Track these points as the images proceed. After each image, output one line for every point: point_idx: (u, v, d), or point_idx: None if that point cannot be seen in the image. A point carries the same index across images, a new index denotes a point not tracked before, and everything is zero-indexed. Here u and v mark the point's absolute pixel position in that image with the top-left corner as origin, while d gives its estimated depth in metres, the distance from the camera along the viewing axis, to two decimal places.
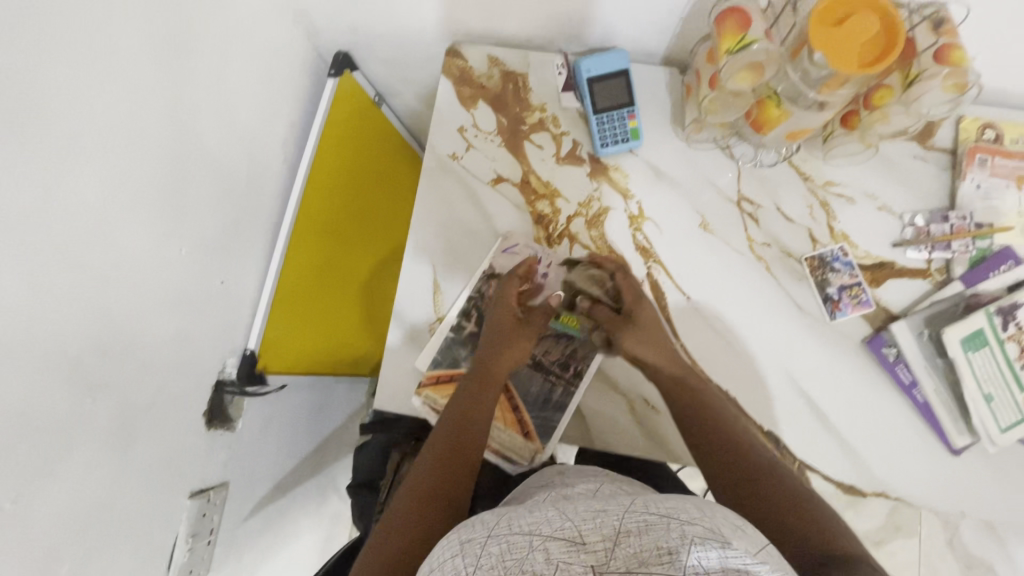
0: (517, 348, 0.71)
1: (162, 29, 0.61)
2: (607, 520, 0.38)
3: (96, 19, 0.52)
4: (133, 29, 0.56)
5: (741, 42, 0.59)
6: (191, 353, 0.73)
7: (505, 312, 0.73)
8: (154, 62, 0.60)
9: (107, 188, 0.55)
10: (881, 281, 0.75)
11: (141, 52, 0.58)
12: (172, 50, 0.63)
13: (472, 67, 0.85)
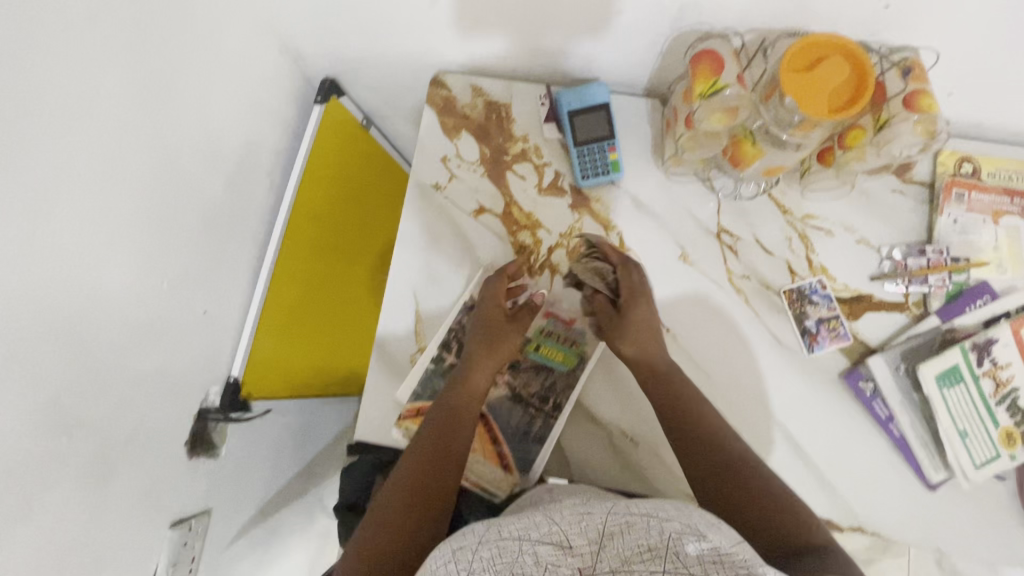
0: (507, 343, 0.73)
1: (143, 70, 0.61)
2: (592, 524, 0.41)
3: (74, 66, 0.53)
4: (112, 72, 0.57)
5: (713, 86, 0.60)
6: (173, 384, 0.73)
7: (494, 309, 0.74)
8: (135, 103, 0.61)
9: (85, 230, 0.56)
10: (859, 314, 0.76)
11: (120, 94, 0.58)
12: (153, 90, 0.63)
13: (455, 98, 0.86)
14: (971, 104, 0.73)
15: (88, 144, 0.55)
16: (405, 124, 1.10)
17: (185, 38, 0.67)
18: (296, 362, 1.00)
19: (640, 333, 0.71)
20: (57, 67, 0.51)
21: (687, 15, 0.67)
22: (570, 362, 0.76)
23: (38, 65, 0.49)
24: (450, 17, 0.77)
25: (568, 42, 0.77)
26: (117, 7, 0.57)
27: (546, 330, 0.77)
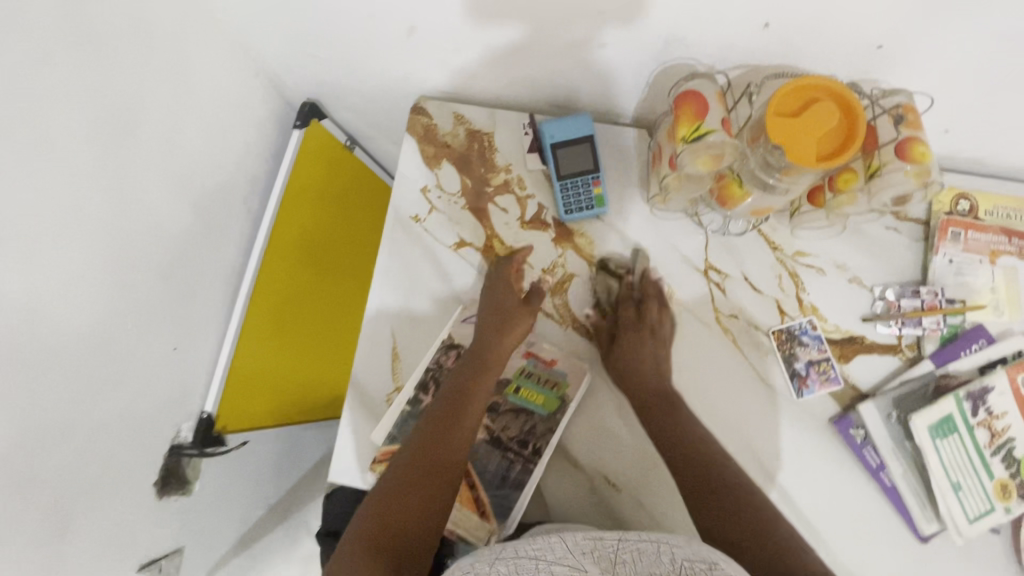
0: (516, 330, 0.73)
1: (101, 107, 0.59)
2: (604, 551, 0.45)
3: (21, 110, 0.50)
4: (65, 113, 0.54)
5: (696, 131, 0.57)
6: (141, 426, 0.71)
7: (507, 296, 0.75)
8: (92, 141, 0.58)
9: (37, 278, 0.53)
10: (849, 356, 0.73)
11: (74, 134, 0.56)
12: (113, 126, 0.61)
13: (436, 126, 0.83)
14: (969, 141, 0.70)
15: (39, 188, 0.53)
16: (390, 146, 1.07)
17: (149, 69, 0.65)
18: (282, 389, 0.97)
19: (639, 348, 0.73)
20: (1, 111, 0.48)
21: (671, 50, 0.64)
22: (550, 406, 0.73)
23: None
24: (428, 46, 0.74)
25: (551, 72, 0.75)
26: (69, 43, 0.54)
27: (526, 371, 0.75)
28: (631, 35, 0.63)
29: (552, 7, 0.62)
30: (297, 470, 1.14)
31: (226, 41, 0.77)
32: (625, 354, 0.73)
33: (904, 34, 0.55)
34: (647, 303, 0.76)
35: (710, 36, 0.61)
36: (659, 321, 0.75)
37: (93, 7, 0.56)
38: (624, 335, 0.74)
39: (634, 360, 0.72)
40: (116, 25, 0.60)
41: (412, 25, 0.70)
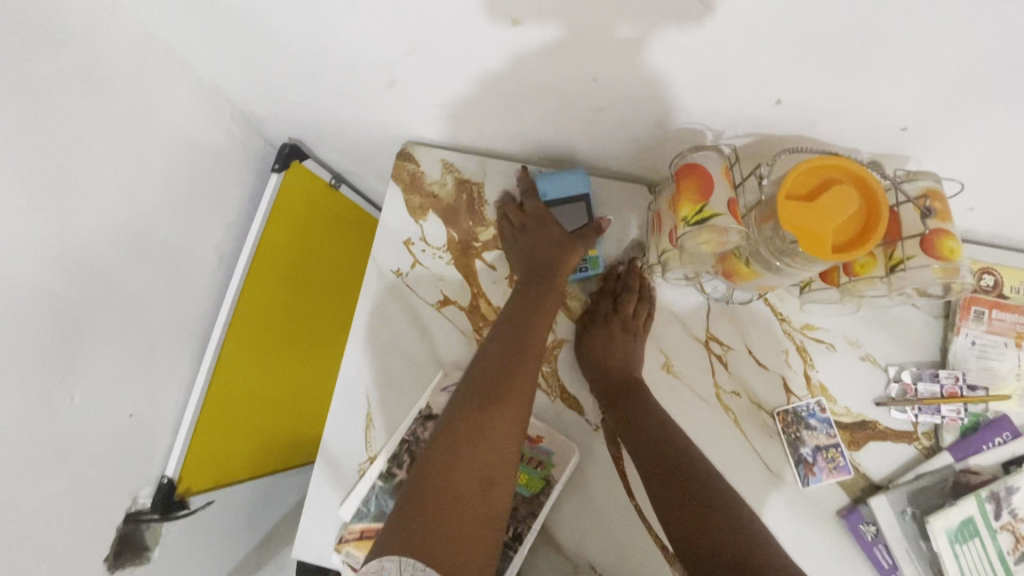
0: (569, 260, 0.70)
1: (40, 169, 0.54)
2: None
3: None
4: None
5: (700, 213, 0.52)
6: (92, 502, 0.65)
7: (554, 228, 0.71)
8: (37, 209, 0.54)
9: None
10: (860, 443, 0.67)
11: (15, 203, 0.51)
12: (64, 190, 0.57)
13: (423, 173, 0.78)
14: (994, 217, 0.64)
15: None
16: (376, 184, 1.03)
17: (103, 123, 0.61)
18: (260, 441, 0.89)
19: (605, 343, 0.70)
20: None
21: (669, 117, 0.60)
22: (535, 486, 0.67)
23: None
24: (412, 98, 0.69)
25: (542, 130, 0.70)
26: (10, 109, 0.51)
27: None
28: (627, 101, 0.59)
29: (539, 69, 0.57)
30: (270, 518, 1.07)
31: (194, 87, 0.74)
32: (593, 347, 0.70)
33: (927, 117, 0.50)
34: (621, 299, 0.72)
35: (711, 108, 0.56)
36: (633, 317, 0.71)
37: (35, 67, 0.53)
38: (591, 328, 0.72)
39: (603, 355, 0.69)
40: (65, 84, 0.56)
41: (392, 79, 0.66)
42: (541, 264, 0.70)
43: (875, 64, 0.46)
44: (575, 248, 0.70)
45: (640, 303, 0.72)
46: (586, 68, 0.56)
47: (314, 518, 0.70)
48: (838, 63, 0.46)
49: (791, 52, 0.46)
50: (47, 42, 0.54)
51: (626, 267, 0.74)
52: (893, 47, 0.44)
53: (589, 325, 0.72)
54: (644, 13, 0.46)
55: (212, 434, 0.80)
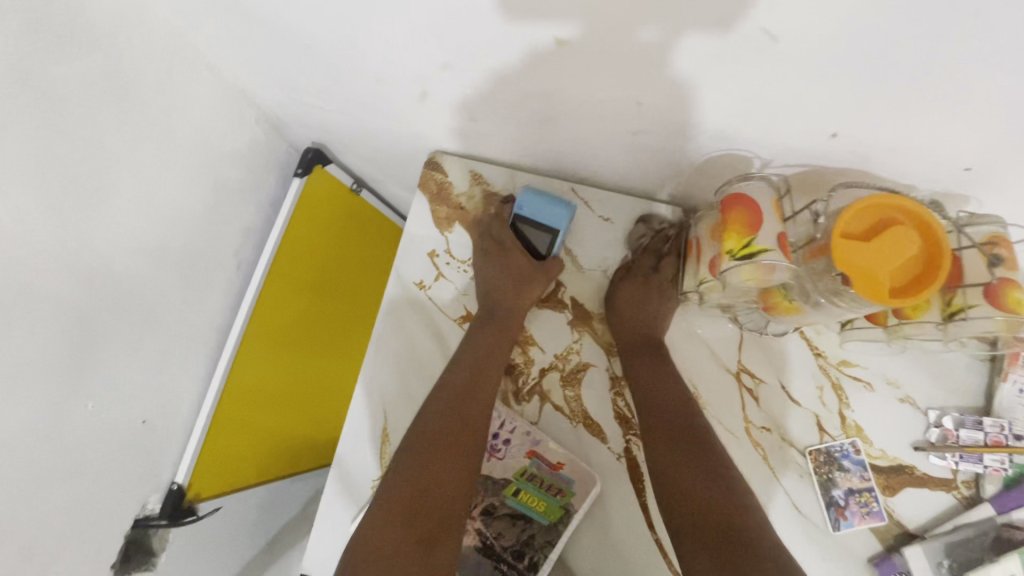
0: (531, 292, 0.70)
1: (63, 174, 0.53)
2: None
3: None
4: (19, 183, 0.49)
5: (747, 247, 0.49)
6: (99, 509, 0.63)
7: (517, 259, 0.70)
8: (53, 216, 0.52)
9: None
10: (897, 488, 0.64)
11: (34, 210, 0.50)
12: (84, 195, 0.55)
13: (451, 184, 0.76)
14: None
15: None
16: (398, 191, 1.00)
17: (128, 126, 0.60)
18: (268, 448, 0.87)
19: (640, 296, 0.69)
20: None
21: (713, 144, 0.57)
22: (553, 515, 0.65)
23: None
24: (443, 109, 0.67)
25: (575, 149, 0.68)
26: (32, 114, 0.49)
27: (528, 472, 0.66)
28: (670, 125, 0.56)
29: (579, 87, 0.55)
30: (275, 518, 1.05)
31: (222, 90, 0.73)
32: (629, 296, 0.69)
33: (995, 160, 0.47)
34: (664, 261, 0.71)
35: (759, 137, 0.53)
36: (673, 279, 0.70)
37: (60, 71, 0.52)
38: (631, 278, 0.70)
39: (636, 305, 0.69)
40: (90, 87, 0.55)
41: (424, 90, 0.64)
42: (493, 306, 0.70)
43: (942, 104, 0.43)
44: (541, 279, 0.70)
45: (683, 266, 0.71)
46: (630, 91, 0.53)
47: (323, 532, 0.68)
48: (902, 101, 0.44)
49: (853, 87, 0.44)
50: (74, 46, 0.53)
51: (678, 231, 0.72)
52: (963, 88, 0.41)
53: (628, 275, 0.71)
54: (688, 39, 0.44)
55: (222, 440, 0.79)
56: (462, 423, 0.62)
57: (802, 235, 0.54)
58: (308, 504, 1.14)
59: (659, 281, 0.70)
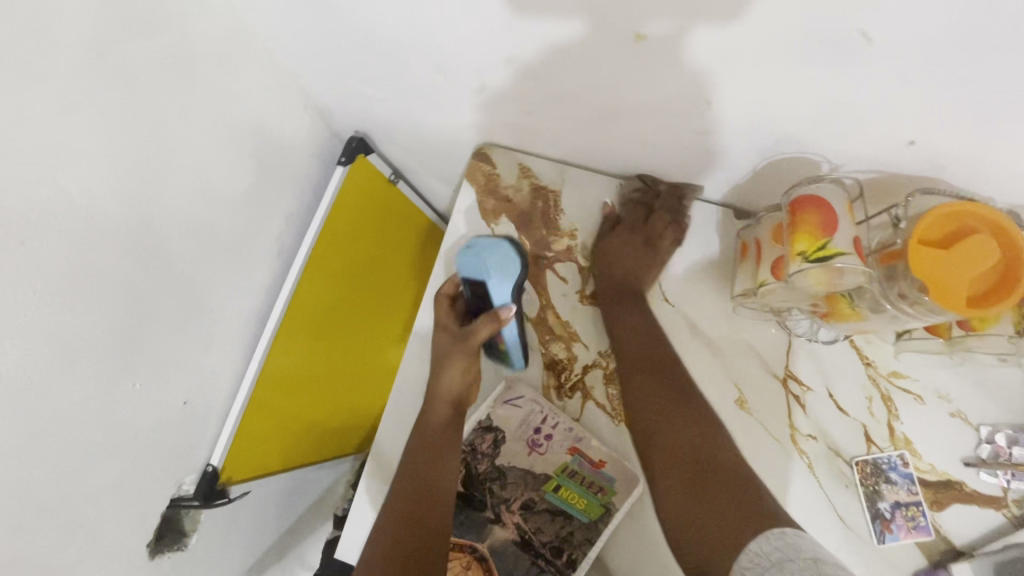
0: (447, 375, 0.68)
1: (126, 151, 0.52)
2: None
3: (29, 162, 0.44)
4: (85, 159, 0.48)
5: (821, 250, 0.48)
6: (141, 489, 0.63)
7: (441, 338, 0.70)
8: (118, 193, 0.52)
9: (35, 348, 0.47)
10: (944, 503, 0.63)
11: (97, 185, 0.50)
12: (144, 172, 0.55)
13: (499, 176, 0.76)
14: None
15: (48, 246, 0.46)
16: (436, 184, 1.00)
17: (188, 106, 0.59)
18: (296, 434, 0.88)
19: (620, 252, 0.71)
20: (11, 168, 0.43)
21: (780, 147, 0.56)
22: (593, 513, 0.64)
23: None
24: (499, 101, 0.67)
25: (631, 147, 0.67)
26: (100, 90, 0.49)
27: (569, 469, 0.66)
28: (738, 126, 0.55)
29: (648, 84, 0.55)
30: (296, 504, 1.05)
31: (275, 75, 0.72)
32: (607, 252, 0.72)
33: None
34: (650, 216, 0.71)
35: (832, 142, 0.52)
36: (659, 236, 0.71)
37: (129, 48, 0.51)
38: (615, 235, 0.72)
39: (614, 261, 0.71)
40: (156, 66, 0.55)
41: (483, 82, 0.64)
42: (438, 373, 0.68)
43: None
44: (462, 351, 0.68)
45: (671, 224, 0.71)
46: (701, 91, 0.53)
47: (359, 521, 0.67)
48: (996, 112, 0.43)
49: (945, 93, 0.42)
50: (142, 23, 0.53)
51: (668, 187, 0.71)
52: None
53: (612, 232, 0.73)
54: (735, 37, 0.44)
55: (257, 423, 0.79)
56: (434, 451, 0.65)
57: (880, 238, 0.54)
58: (328, 492, 1.14)
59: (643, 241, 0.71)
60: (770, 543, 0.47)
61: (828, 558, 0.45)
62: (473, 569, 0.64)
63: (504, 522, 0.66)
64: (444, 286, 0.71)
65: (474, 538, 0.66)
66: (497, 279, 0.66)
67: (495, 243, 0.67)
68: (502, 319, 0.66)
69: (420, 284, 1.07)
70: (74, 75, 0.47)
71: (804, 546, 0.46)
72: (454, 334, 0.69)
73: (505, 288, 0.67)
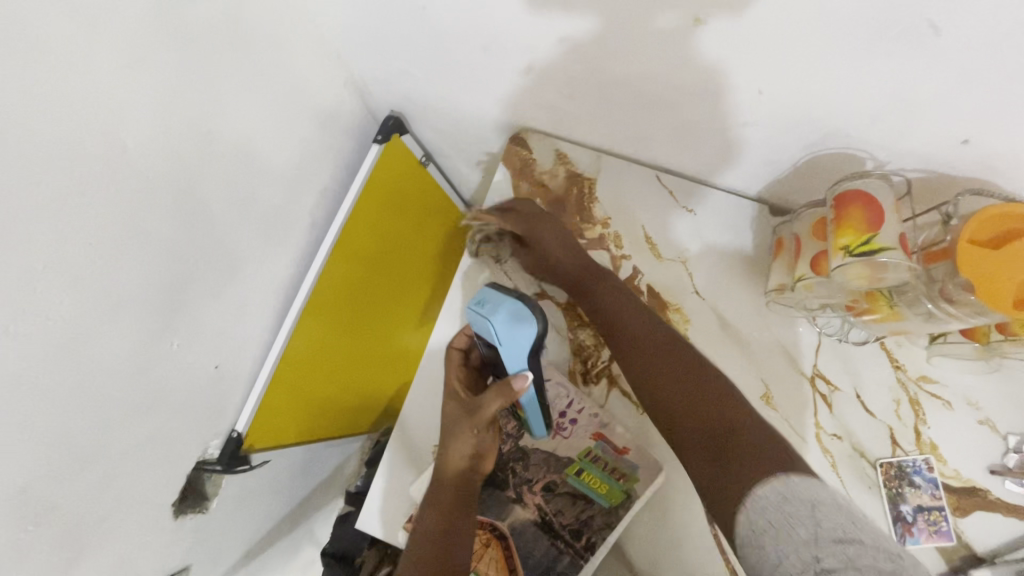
0: (455, 448, 0.64)
1: (181, 110, 0.53)
2: (796, 526, 0.39)
3: (93, 112, 0.45)
4: (143, 114, 0.49)
5: (866, 244, 0.48)
6: (170, 447, 0.64)
7: (450, 406, 0.67)
8: (170, 152, 0.53)
9: (87, 300, 0.48)
10: (968, 510, 0.62)
11: (153, 142, 0.51)
12: (196, 133, 0.56)
13: (535, 160, 0.78)
14: None
15: (106, 200, 0.47)
16: (466, 169, 1.00)
17: (238, 73, 0.60)
18: (314, 408, 0.89)
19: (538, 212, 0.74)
20: (77, 119, 0.44)
21: (827, 142, 0.56)
22: (614, 499, 0.65)
23: (46, 114, 0.42)
24: (544, 84, 0.67)
25: (671, 137, 0.67)
26: (162, 47, 0.50)
27: (592, 454, 0.67)
28: (786, 118, 0.56)
29: (698, 71, 0.55)
30: (310, 478, 1.06)
31: (321, 48, 0.73)
32: (530, 214, 0.74)
33: None
34: (555, 177, 0.77)
35: (883, 137, 0.52)
36: (568, 192, 0.76)
37: (193, 11, 0.53)
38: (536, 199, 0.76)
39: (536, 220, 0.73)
40: (214, 30, 0.56)
41: (529, 63, 0.64)
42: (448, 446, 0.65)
43: None
44: (468, 424, 0.64)
45: (575, 181, 0.76)
46: (752, 80, 0.53)
47: None
48: None
49: (1006, 86, 0.43)
50: None
51: (560, 146, 0.77)
52: None
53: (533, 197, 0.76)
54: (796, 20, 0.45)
55: (280, 392, 0.80)
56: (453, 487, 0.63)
57: (926, 237, 0.54)
58: (339, 469, 1.15)
59: (560, 200, 0.76)
60: (765, 499, 0.42)
61: (823, 502, 0.40)
62: (493, 546, 0.66)
63: (525, 502, 0.67)
64: (455, 340, 0.71)
65: (495, 517, 0.67)
66: (506, 348, 0.62)
67: (499, 308, 0.62)
68: (508, 393, 0.62)
69: (442, 269, 1.08)
70: (140, 32, 0.48)
71: (797, 495, 0.41)
72: (462, 404, 0.66)
73: (514, 356, 0.62)
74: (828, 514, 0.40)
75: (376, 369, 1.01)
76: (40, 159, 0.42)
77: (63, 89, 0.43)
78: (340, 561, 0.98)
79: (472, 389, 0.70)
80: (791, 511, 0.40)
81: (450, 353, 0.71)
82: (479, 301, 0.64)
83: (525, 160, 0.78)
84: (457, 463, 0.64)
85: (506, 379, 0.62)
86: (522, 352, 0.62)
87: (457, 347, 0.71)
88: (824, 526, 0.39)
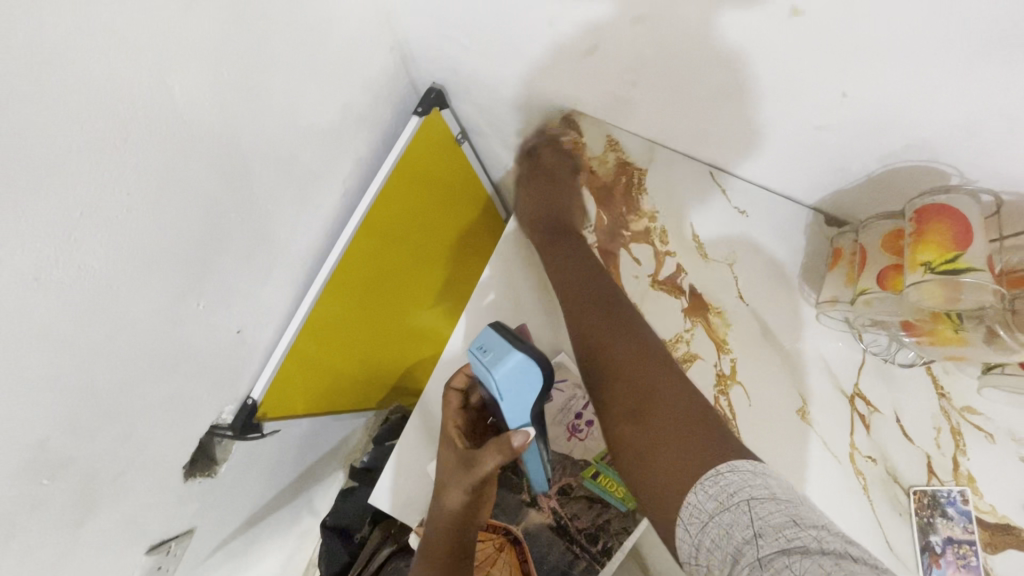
0: (453, 499, 0.62)
1: (229, 61, 0.51)
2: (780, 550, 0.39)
3: (142, 54, 0.42)
4: (191, 61, 0.47)
5: (950, 262, 0.48)
6: (186, 411, 0.62)
7: (447, 455, 0.64)
8: (217, 106, 0.50)
9: (121, 251, 0.45)
10: (1000, 547, 0.58)
11: (199, 90, 0.48)
12: (241, 86, 0.53)
13: (586, 146, 0.77)
14: None
15: (149, 147, 0.45)
16: (501, 150, 0.96)
17: (288, 29, 0.57)
18: (327, 382, 0.87)
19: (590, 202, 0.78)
20: (126, 58, 0.41)
21: (909, 154, 0.53)
22: (631, 502, 0.64)
23: (92, 50, 0.39)
24: (605, 71, 0.64)
25: (732, 139, 0.64)
26: None
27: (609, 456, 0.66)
28: (867, 126, 0.53)
29: (775, 71, 0.52)
30: (315, 451, 1.05)
31: (371, 9, 0.69)
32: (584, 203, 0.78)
33: None
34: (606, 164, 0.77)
35: (974, 152, 0.49)
36: (614, 183, 0.77)
37: None
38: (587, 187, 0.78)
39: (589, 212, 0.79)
40: None
41: (595, 44, 0.60)
42: (446, 495, 0.62)
43: None
44: (460, 480, 0.61)
45: (625, 171, 0.76)
46: (840, 80, 0.50)
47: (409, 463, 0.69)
48: None
49: None
50: None
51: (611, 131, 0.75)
52: None
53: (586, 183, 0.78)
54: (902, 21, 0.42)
55: (298, 363, 0.78)
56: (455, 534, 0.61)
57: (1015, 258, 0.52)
58: (344, 444, 1.14)
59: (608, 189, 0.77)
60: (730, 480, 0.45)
61: (759, 493, 0.43)
62: (506, 550, 0.65)
63: (540, 506, 0.66)
64: (455, 379, 0.66)
65: (509, 520, 0.66)
66: (507, 402, 0.58)
67: (500, 360, 0.57)
68: (506, 451, 0.58)
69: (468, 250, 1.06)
70: None
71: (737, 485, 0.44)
72: (458, 457, 0.63)
73: (521, 407, 0.58)
74: (768, 515, 0.41)
75: (396, 345, 0.99)
76: (85, 95, 0.39)
77: (117, 23, 0.40)
78: (339, 535, 0.97)
79: (471, 434, 0.66)
80: (728, 519, 0.42)
81: (449, 394, 0.66)
82: (480, 344, 0.60)
83: (579, 142, 0.77)
84: (452, 514, 0.61)
85: (504, 435, 0.59)
86: (527, 403, 0.58)
87: (454, 390, 0.66)
88: (764, 534, 0.40)
